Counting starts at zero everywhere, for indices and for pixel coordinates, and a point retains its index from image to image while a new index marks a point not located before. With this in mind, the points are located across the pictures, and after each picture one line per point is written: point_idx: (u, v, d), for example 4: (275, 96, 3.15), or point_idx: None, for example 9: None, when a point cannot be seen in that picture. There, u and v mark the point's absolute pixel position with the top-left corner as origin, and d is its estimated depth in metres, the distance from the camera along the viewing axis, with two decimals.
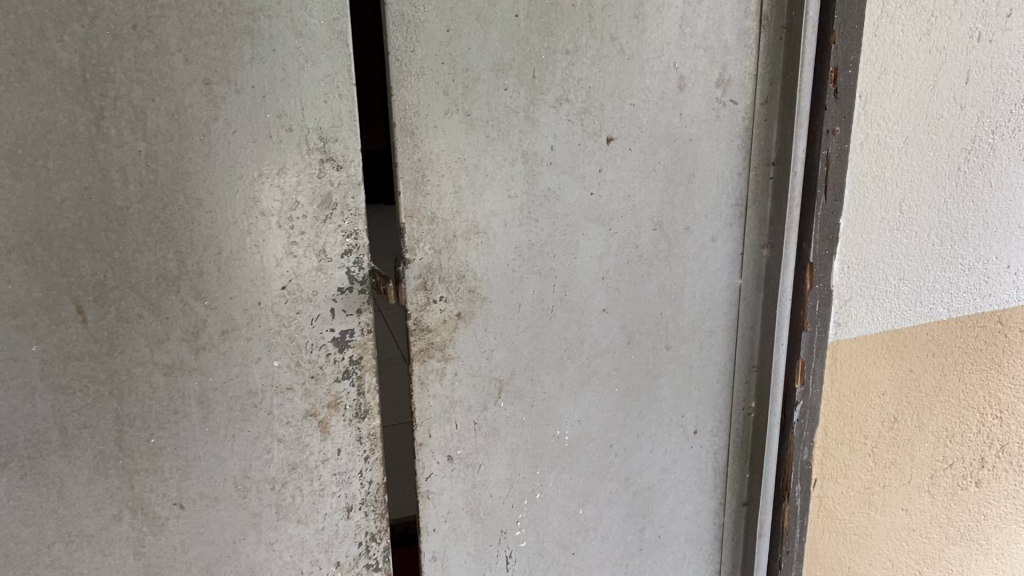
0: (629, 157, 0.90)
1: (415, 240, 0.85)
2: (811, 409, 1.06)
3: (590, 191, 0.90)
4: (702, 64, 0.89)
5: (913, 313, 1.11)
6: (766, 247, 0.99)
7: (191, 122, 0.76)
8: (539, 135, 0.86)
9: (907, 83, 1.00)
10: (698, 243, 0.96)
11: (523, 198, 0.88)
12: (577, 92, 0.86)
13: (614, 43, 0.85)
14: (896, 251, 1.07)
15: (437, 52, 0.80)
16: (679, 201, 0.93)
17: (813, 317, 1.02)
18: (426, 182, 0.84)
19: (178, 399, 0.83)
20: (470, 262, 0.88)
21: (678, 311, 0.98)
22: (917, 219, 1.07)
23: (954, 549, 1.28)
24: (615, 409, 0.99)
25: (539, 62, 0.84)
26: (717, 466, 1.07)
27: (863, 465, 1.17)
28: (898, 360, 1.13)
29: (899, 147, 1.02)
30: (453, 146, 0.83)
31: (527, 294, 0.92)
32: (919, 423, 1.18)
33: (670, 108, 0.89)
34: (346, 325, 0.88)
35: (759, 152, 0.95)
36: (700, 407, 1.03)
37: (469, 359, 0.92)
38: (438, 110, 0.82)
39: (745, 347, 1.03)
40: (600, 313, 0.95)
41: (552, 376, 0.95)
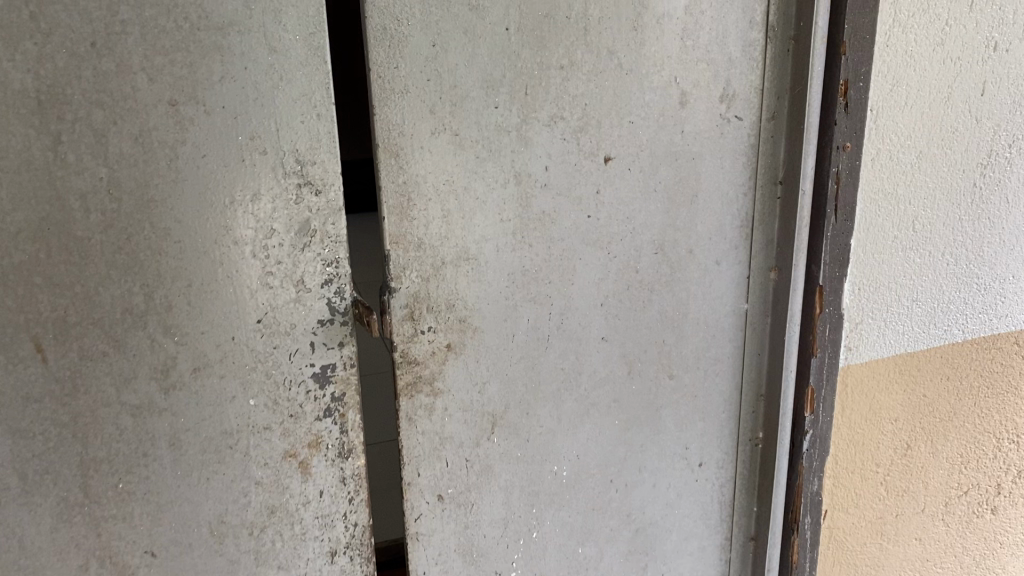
0: (628, 177, 0.84)
1: (401, 267, 0.80)
2: (822, 438, 1.01)
3: (588, 213, 0.84)
4: (704, 78, 0.84)
5: (926, 334, 1.07)
6: (773, 271, 0.94)
7: (156, 146, 0.71)
8: (532, 155, 0.81)
9: (920, 96, 0.95)
10: (701, 267, 0.90)
11: (516, 222, 0.82)
12: (572, 109, 0.80)
13: (612, 57, 0.80)
14: (908, 271, 1.03)
15: (422, 68, 0.75)
16: (682, 222, 0.88)
17: (823, 342, 0.96)
18: (411, 207, 0.78)
19: (147, 442, 0.77)
20: (460, 289, 0.83)
21: (682, 339, 0.92)
22: (930, 237, 1.02)
23: None
24: (615, 442, 0.93)
25: (531, 78, 0.78)
26: (723, 500, 1.01)
27: (875, 494, 1.13)
28: (910, 385, 1.09)
29: (911, 163, 0.98)
30: (440, 168, 0.78)
31: (520, 323, 0.86)
32: (932, 450, 1.13)
33: (671, 126, 0.84)
34: (327, 359, 0.82)
35: (765, 171, 0.90)
36: (705, 438, 0.97)
37: (459, 393, 0.86)
38: (424, 130, 0.76)
39: (751, 374, 0.97)
40: (599, 342, 0.89)
41: (548, 409, 0.90)
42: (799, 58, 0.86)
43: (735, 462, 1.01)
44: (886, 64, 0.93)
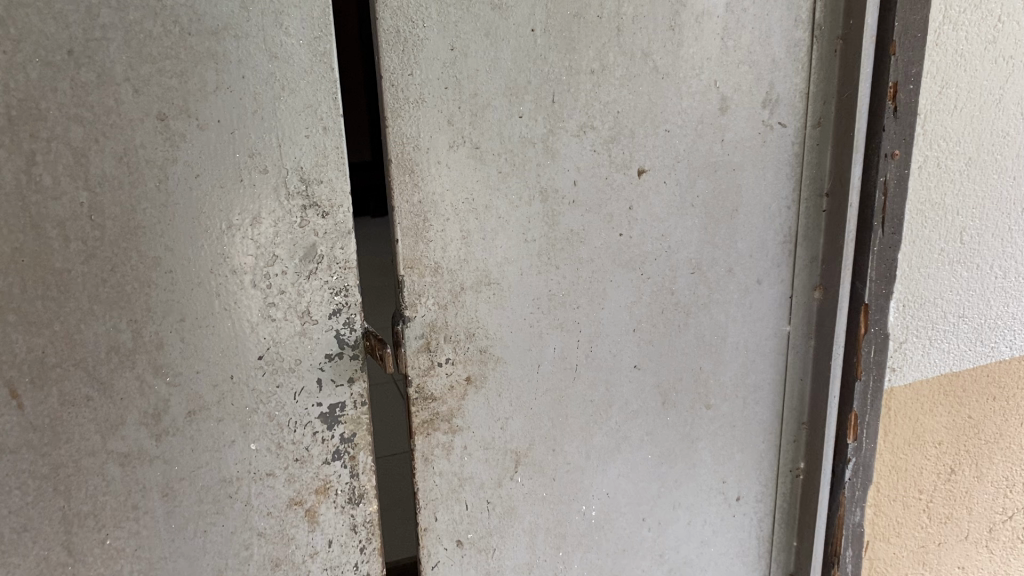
0: (663, 190, 0.77)
1: (417, 293, 0.71)
2: (865, 466, 0.93)
3: (620, 231, 0.77)
4: (746, 83, 0.77)
5: (972, 353, 1.00)
6: (817, 290, 0.87)
7: (143, 166, 0.63)
8: (560, 168, 0.73)
9: (970, 98, 0.89)
10: (742, 286, 0.83)
11: (543, 242, 0.75)
12: (604, 117, 0.73)
13: (647, 60, 0.73)
14: (955, 286, 0.96)
15: (439, 74, 0.67)
16: (721, 238, 0.81)
17: (868, 365, 0.88)
18: (427, 228, 0.70)
19: (137, 494, 0.69)
20: (480, 315, 0.74)
21: (720, 365, 0.85)
22: (978, 249, 0.95)
23: None
24: (648, 478, 0.86)
25: (559, 84, 0.71)
26: (762, 535, 0.94)
27: (917, 522, 1.06)
28: (955, 407, 1.02)
29: (960, 170, 0.91)
30: (460, 185, 0.70)
31: (546, 352, 0.78)
32: (977, 474, 1.06)
33: (710, 134, 0.77)
34: (336, 398, 0.74)
35: (810, 181, 0.83)
36: (742, 470, 0.91)
37: (481, 430, 0.78)
38: (441, 143, 0.68)
39: (793, 400, 0.91)
40: (631, 371, 0.82)
41: (576, 445, 0.82)
42: (846, 58, 0.80)
43: (774, 493, 0.94)
44: (935, 64, 0.85)
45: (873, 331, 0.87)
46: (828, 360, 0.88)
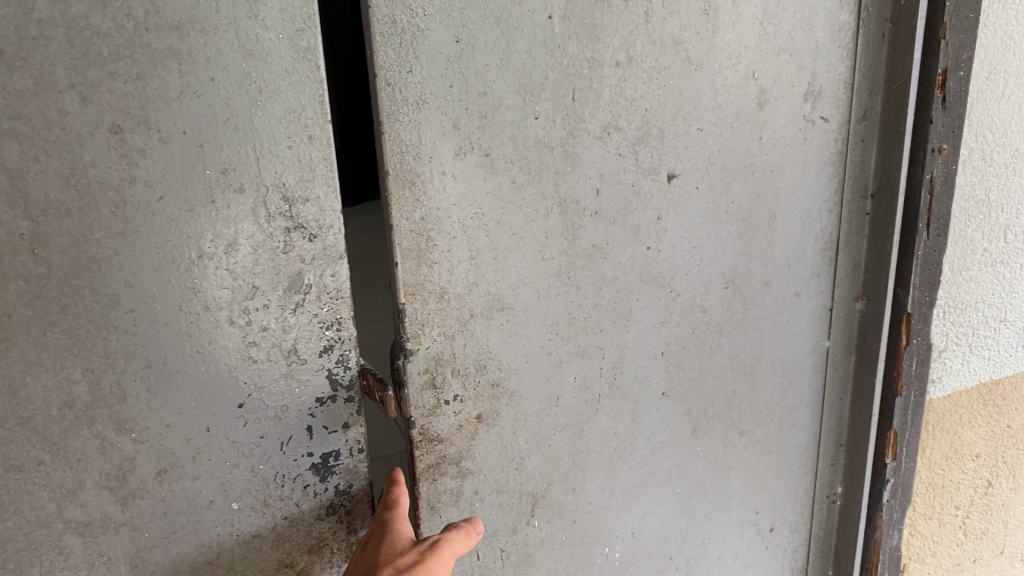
0: (693, 196, 0.71)
1: (420, 323, 0.61)
2: (904, 486, 0.87)
3: (648, 244, 0.70)
4: (787, 73, 0.72)
5: (1013, 358, 0.92)
6: (859, 301, 0.83)
7: (95, 188, 0.52)
8: (581, 176, 0.65)
9: (1019, 84, 0.80)
10: (778, 301, 0.79)
11: (562, 258, 0.66)
12: (630, 116, 0.66)
13: (679, 50, 0.66)
14: (998, 288, 0.88)
15: (443, 70, 0.57)
16: (757, 249, 0.76)
17: (909, 378, 0.82)
18: (431, 249, 0.60)
19: (101, 568, 0.59)
20: (491, 344, 0.65)
21: (754, 390, 0.81)
22: (1023, 249, 0.87)
23: None
24: (675, 512, 0.80)
25: (579, 79, 0.63)
26: (797, 566, 0.92)
27: (953, 539, 0.98)
28: (994, 416, 0.94)
29: (1006, 163, 0.83)
30: (469, 198, 0.61)
31: (566, 383, 0.70)
32: (1015, 485, 0.99)
33: (747, 133, 0.71)
34: (330, 446, 0.65)
35: (854, 182, 0.79)
36: (778, 501, 0.87)
37: (494, 472, 0.68)
38: (446, 151, 0.59)
39: (832, 420, 0.88)
40: (658, 399, 0.76)
41: (598, 482, 0.74)
42: (895, 47, 0.74)
43: (811, 520, 0.91)
44: (983, 46, 0.77)
45: (915, 343, 0.81)
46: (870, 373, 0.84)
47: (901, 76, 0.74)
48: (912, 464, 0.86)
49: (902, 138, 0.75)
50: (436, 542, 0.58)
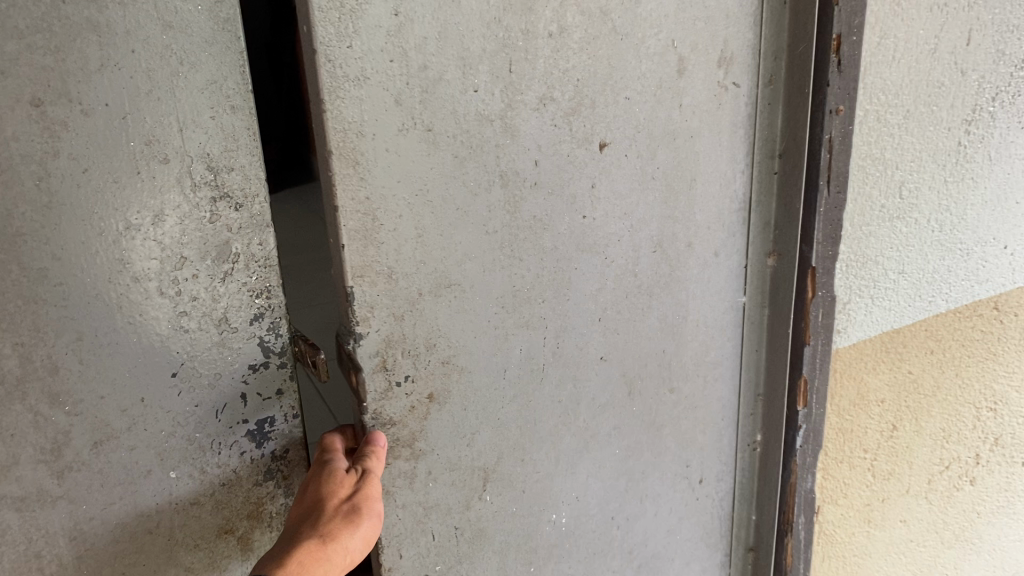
0: (624, 163, 0.74)
1: (370, 305, 0.63)
2: (816, 432, 0.92)
3: (584, 213, 0.73)
4: (703, 41, 0.75)
5: (912, 309, 0.98)
6: (771, 256, 0.88)
7: (16, 162, 0.52)
8: (520, 148, 0.67)
9: (908, 48, 0.86)
10: (701, 261, 0.84)
11: (505, 231, 0.69)
12: (564, 86, 0.68)
13: (605, 19, 0.69)
14: (895, 242, 0.94)
15: (384, 44, 0.58)
16: (681, 212, 0.80)
17: (816, 329, 0.87)
18: (378, 230, 0.62)
19: (40, 541, 0.60)
20: (440, 323, 0.67)
21: (682, 346, 0.86)
22: (917, 205, 0.93)
23: (950, 553, 1.19)
24: (616, 474, 0.85)
25: (515, 50, 0.65)
26: (724, 513, 0.98)
27: (862, 481, 1.05)
28: (896, 364, 1.00)
29: (898, 124, 0.88)
30: (412, 175, 0.62)
31: (512, 354, 0.73)
32: (917, 428, 1.06)
33: (669, 99, 0.75)
34: (264, 413, 0.66)
35: (764, 143, 0.84)
36: (705, 453, 0.93)
37: (444, 451, 0.71)
38: (389, 127, 0.60)
39: (750, 371, 0.94)
40: (599, 362, 0.79)
41: (544, 452, 0.78)
42: (797, 13, 0.79)
43: (736, 468, 0.98)
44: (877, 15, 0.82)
45: (820, 294, 0.85)
46: (784, 324, 0.89)
47: (804, 42, 0.79)
48: (821, 411, 0.91)
49: (808, 100, 0.80)
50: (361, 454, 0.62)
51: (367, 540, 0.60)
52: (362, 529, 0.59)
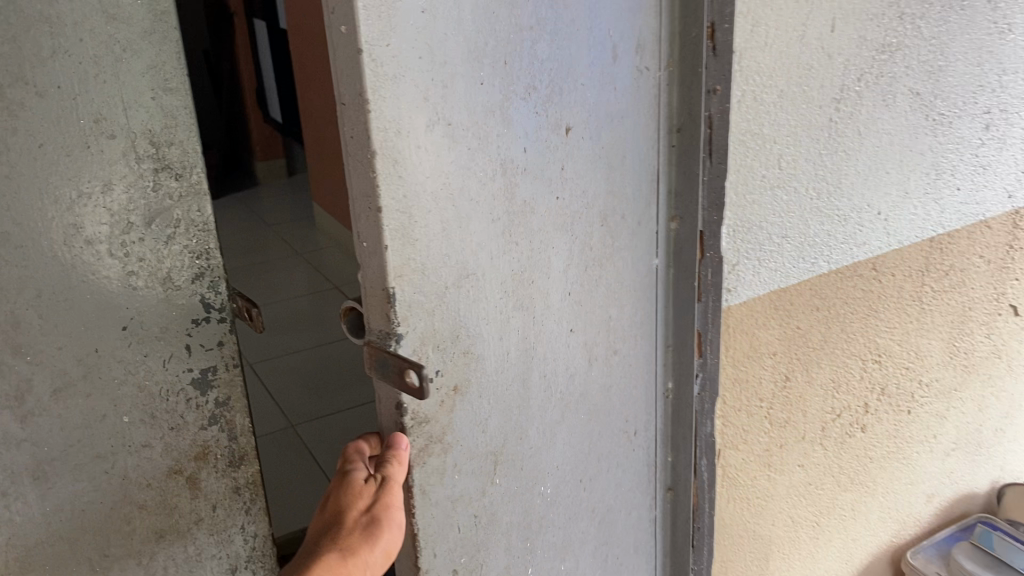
0: (583, 145, 0.85)
1: (407, 303, 0.74)
2: (711, 379, 1.04)
3: (557, 193, 0.84)
4: (628, 29, 0.86)
5: (796, 270, 1.09)
6: (674, 220, 0.98)
7: None
8: (515, 136, 0.78)
9: (779, 36, 0.96)
10: (628, 229, 0.94)
11: (505, 219, 0.80)
12: (542, 75, 0.78)
13: (567, 11, 0.79)
14: (777, 209, 1.04)
15: (414, 41, 0.67)
16: (617, 185, 0.90)
17: (705, 287, 0.99)
18: (413, 228, 0.72)
19: None
20: (461, 317, 0.79)
21: (622, 310, 0.97)
22: (795, 174, 1.04)
23: (847, 496, 1.33)
24: (580, 432, 0.97)
25: (506, 42, 0.74)
26: (650, 461, 1.09)
27: (760, 429, 1.16)
28: (785, 319, 1.11)
29: (773, 102, 0.98)
30: (436, 165, 0.72)
31: (513, 338, 0.85)
32: (807, 379, 1.18)
33: (607, 83, 0.86)
34: None
35: (665, 119, 0.94)
36: (637, 406, 1.04)
37: (467, 435, 0.83)
38: (419, 122, 0.69)
39: (661, 326, 1.04)
40: (567, 335, 0.91)
41: (536, 427, 0.91)
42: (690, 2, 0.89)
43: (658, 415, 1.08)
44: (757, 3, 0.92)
45: (708, 255, 0.98)
46: (688, 280, 1.00)
47: (696, 28, 0.89)
48: (715, 359, 1.03)
49: (700, 78, 0.91)
50: (382, 466, 0.76)
51: (387, 542, 0.77)
52: (387, 537, 0.77)
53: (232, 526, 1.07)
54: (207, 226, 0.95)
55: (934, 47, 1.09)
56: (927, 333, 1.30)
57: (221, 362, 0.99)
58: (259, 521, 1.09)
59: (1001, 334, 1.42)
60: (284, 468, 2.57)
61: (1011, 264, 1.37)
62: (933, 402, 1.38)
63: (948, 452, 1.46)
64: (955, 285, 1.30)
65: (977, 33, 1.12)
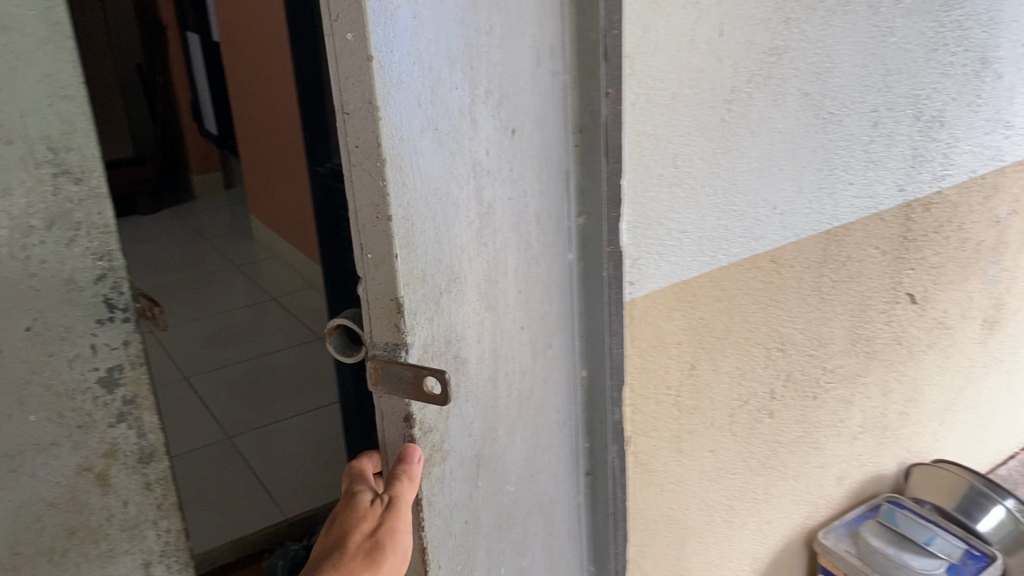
0: (531, 149, 0.93)
1: (412, 311, 0.83)
2: (616, 367, 1.08)
3: (512, 192, 0.92)
4: (543, 35, 0.91)
5: (696, 263, 1.15)
6: (581, 216, 1.02)
7: None
8: (480, 141, 0.86)
9: (669, 40, 1.00)
10: (549, 226, 1.00)
11: (476, 220, 0.88)
12: (497, 82, 0.86)
13: (507, 17, 0.85)
14: (675, 206, 1.10)
15: (408, 55, 0.75)
16: (546, 184, 0.97)
17: (608, 280, 1.03)
18: (414, 239, 0.81)
19: None
20: (451, 322, 0.89)
21: (551, 305, 1.04)
22: (691, 172, 1.09)
23: (758, 479, 1.39)
24: (521, 418, 1.04)
25: (470, 52, 0.82)
26: (574, 448, 1.14)
27: (669, 416, 1.21)
28: (689, 310, 1.17)
29: (666, 104, 1.03)
30: (428, 175, 0.80)
31: (486, 343, 0.95)
32: (713, 367, 1.23)
33: (543, 87, 0.93)
34: (112, 361, 0.98)
35: (566, 120, 0.97)
36: (558, 394, 1.09)
37: (455, 430, 0.94)
38: (415, 132, 0.77)
39: (574, 315, 1.07)
40: (522, 332, 1.00)
41: (506, 424, 1.01)
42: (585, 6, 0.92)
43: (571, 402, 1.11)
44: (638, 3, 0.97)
45: (609, 249, 1.01)
46: (595, 270, 1.03)
47: (592, 33, 0.92)
48: (620, 349, 1.07)
49: (598, 81, 0.94)
50: (391, 485, 0.86)
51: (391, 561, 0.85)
52: (392, 554, 0.85)
53: (144, 522, 1.08)
54: (108, 227, 0.94)
55: (820, 50, 1.16)
56: (828, 322, 1.37)
57: (126, 360, 0.99)
58: (170, 515, 1.10)
59: (900, 322, 1.50)
60: (225, 477, 2.57)
61: (906, 255, 1.45)
62: (837, 388, 1.45)
63: (856, 436, 1.53)
64: (852, 276, 1.37)
65: (859, 36, 1.20)
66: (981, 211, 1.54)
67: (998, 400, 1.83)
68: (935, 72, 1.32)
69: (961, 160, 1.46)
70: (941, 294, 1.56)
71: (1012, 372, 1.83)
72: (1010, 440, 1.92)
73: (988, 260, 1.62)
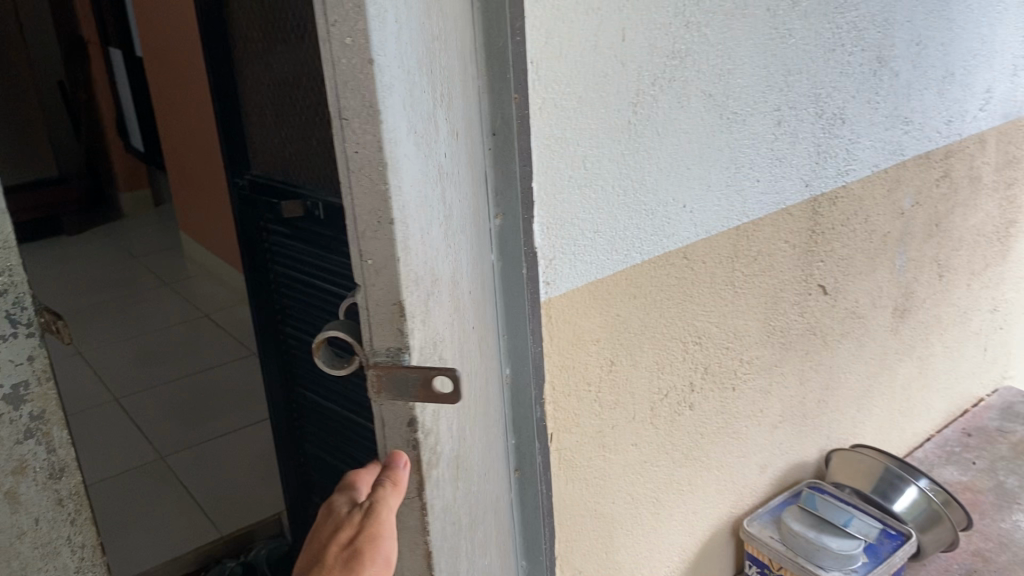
0: (463, 152, 0.84)
1: (416, 317, 0.66)
2: (536, 364, 1.11)
3: (456, 198, 0.79)
4: (466, 41, 0.87)
5: (610, 262, 1.18)
6: (499, 216, 1.01)
7: None
8: (435, 128, 0.69)
9: (573, 46, 1.03)
10: (477, 232, 0.94)
11: (445, 224, 0.71)
12: (444, 71, 0.73)
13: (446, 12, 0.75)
14: (586, 207, 1.12)
15: (398, 34, 0.59)
16: (474, 192, 0.92)
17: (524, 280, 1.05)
18: (409, 240, 0.63)
19: None
20: (439, 332, 0.71)
21: (487, 308, 0.98)
22: (600, 173, 1.12)
23: (682, 470, 1.43)
24: (483, 425, 0.93)
25: (432, 34, 0.68)
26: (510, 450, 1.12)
27: (591, 412, 1.24)
28: (605, 308, 1.20)
29: (574, 108, 1.06)
30: (416, 172, 0.63)
31: (464, 347, 0.81)
32: (631, 362, 1.26)
33: (465, 91, 0.87)
34: (16, 378, 0.81)
35: (484, 123, 0.96)
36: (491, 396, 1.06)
37: (453, 449, 0.77)
38: (405, 124, 0.60)
39: (499, 315, 1.05)
40: (478, 336, 0.90)
41: (478, 434, 0.88)
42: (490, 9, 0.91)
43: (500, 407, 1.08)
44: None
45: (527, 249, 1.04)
46: (512, 270, 1.04)
47: (500, 38, 0.93)
48: (538, 346, 1.10)
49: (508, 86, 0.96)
50: (376, 491, 0.69)
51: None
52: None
53: (58, 539, 0.89)
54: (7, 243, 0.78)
55: (721, 53, 1.20)
56: (742, 314, 1.41)
57: (33, 377, 0.82)
58: (87, 530, 0.92)
59: (813, 313, 1.56)
60: (158, 497, 2.52)
61: (815, 249, 1.50)
62: (755, 378, 1.49)
63: (776, 425, 1.58)
64: (764, 270, 1.42)
65: (759, 39, 1.24)
66: (885, 203, 1.61)
67: (911, 384, 1.90)
68: (833, 71, 1.38)
69: (864, 156, 1.52)
70: (852, 284, 1.62)
71: (924, 358, 1.90)
72: (925, 423, 2.00)
73: (895, 250, 1.69)
